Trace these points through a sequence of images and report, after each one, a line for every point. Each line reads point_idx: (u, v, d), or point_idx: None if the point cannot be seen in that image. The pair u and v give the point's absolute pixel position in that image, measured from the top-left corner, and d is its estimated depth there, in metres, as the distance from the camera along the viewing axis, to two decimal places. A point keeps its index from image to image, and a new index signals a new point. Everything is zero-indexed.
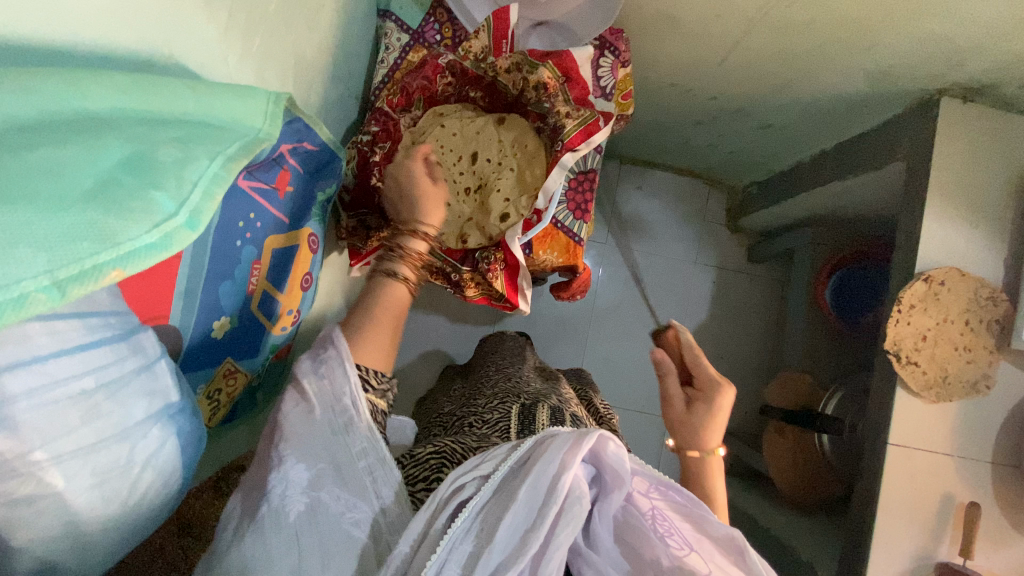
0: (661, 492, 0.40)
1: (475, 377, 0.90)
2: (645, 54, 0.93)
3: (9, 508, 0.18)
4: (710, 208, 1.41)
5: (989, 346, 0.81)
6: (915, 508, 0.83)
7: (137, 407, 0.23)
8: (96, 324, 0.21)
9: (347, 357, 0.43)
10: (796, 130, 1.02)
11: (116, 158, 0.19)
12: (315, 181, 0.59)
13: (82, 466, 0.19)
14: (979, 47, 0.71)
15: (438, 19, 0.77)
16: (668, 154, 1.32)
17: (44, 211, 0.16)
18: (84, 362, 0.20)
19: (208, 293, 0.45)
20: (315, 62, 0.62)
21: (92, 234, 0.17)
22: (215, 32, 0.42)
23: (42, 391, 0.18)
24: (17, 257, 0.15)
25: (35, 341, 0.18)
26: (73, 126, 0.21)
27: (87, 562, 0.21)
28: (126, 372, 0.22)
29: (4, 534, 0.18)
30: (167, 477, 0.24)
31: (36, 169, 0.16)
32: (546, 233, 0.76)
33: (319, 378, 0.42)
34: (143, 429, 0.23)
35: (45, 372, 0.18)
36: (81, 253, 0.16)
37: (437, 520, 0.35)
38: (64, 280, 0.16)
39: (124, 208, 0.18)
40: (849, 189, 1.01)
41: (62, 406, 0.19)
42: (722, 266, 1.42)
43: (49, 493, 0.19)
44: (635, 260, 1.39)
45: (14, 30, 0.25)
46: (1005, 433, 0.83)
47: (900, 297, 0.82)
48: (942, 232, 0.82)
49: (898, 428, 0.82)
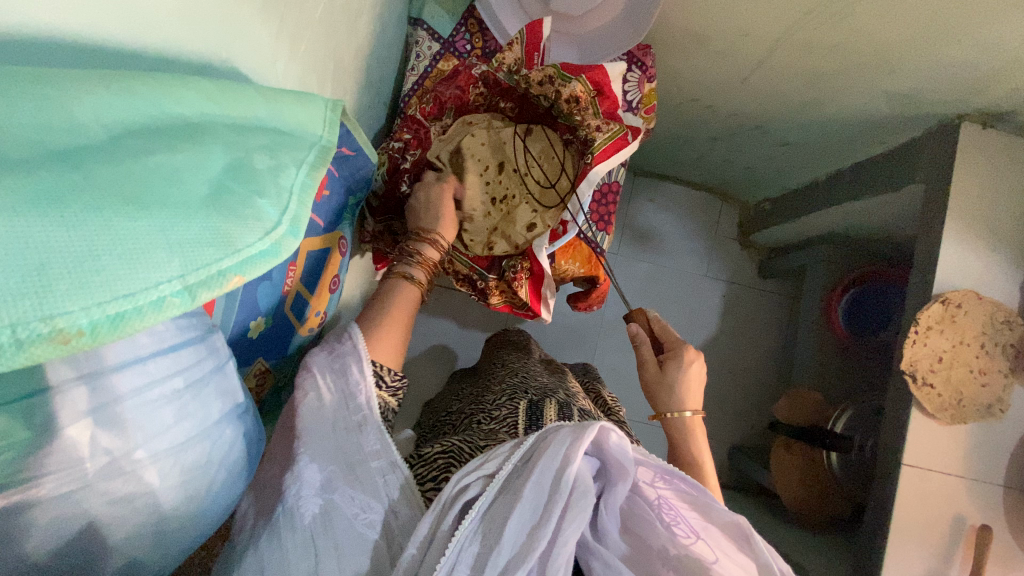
0: (665, 480, 0.40)
1: (484, 372, 0.90)
2: (668, 69, 0.94)
3: (114, 489, 0.22)
4: (722, 222, 1.42)
5: (1003, 370, 0.82)
6: (926, 530, 0.83)
7: (213, 407, 0.26)
8: (183, 329, 0.26)
9: (363, 355, 0.44)
10: (814, 149, 1.03)
11: (221, 166, 0.21)
12: (349, 186, 0.60)
13: (170, 455, 0.23)
14: (1003, 74, 0.72)
15: (470, 29, 0.77)
16: (683, 168, 1.33)
17: (172, 216, 0.18)
18: (174, 364, 0.24)
19: (248, 293, 0.45)
20: (351, 67, 0.62)
21: (217, 241, 0.18)
22: (268, 37, 0.42)
23: (144, 387, 0.23)
24: (158, 261, 0.17)
25: (140, 343, 0.23)
26: (176, 128, 0.21)
27: (169, 544, 0.25)
28: (206, 373, 0.26)
29: (109, 514, 0.22)
30: (236, 471, 0.28)
31: (159, 177, 0.18)
32: (569, 244, 0.77)
33: (332, 372, 0.43)
34: (218, 425, 0.27)
35: (147, 371, 0.23)
36: (208, 259, 0.18)
37: (445, 519, 0.34)
38: (193, 284, 0.18)
39: (239, 216, 0.20)
40: (865, 209, 1.02)
41: (158, 399, 0.23)
42: (732, 281, 1.42)
43: (142, 480, 0.23)
44: (646, 272, 1.40)
45: (94, 30, 0.26)
46: (1017, 457, 0.83)
47: (917, 318, 0.82)
48: (959, 255, 0.83)
49: (911, 449, 0.82)
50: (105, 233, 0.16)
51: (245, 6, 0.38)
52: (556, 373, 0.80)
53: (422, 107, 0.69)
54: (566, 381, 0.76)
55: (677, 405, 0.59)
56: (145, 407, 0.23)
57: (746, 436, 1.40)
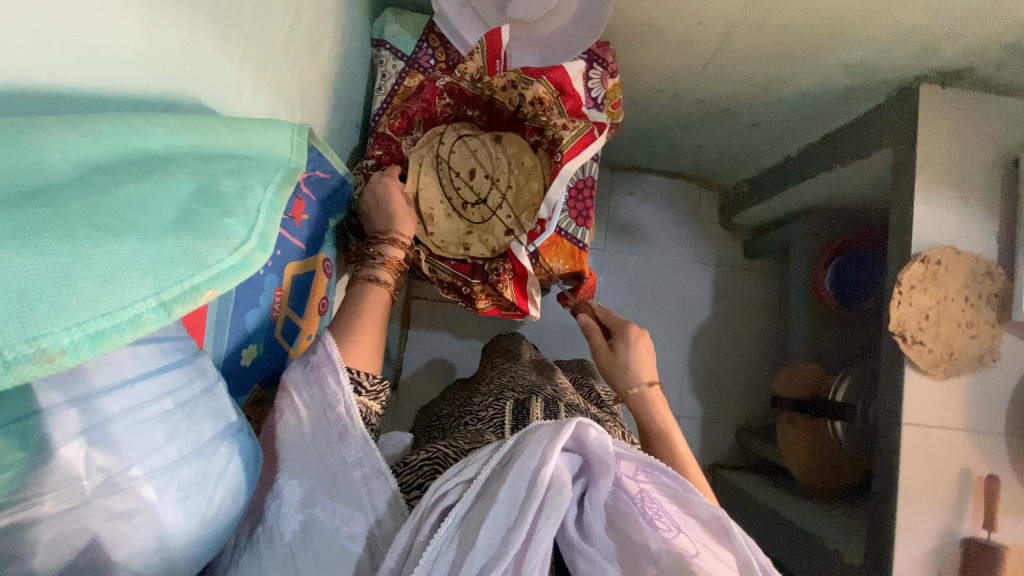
0: (648, 473, 0.39)
1: (477, 375, 0.91)
2: (630, 63, 0.96)
3: (114, 519, 0.23)
4: (703, 207, 1.44)
5: (990, 321, 0.83)
6: (935, 486, 0.84)
7: (205, 425, 0.27)
8: (166, 353, 0.27)
9: (339, 364, 0.45)
10: (782, 126, 1.05)
11: (188, 190, 0.22)
12: (327, 208, 0.61)
13: (167, 478, 0.24)
14: (952, 33, 0.74)
15: (432, 44, 0.79)
16: (658, 159, 1.35)
17: (146, 241, 0.19)
18: (161, 386, 0.25)
19: (237, 321, 0.46)
20: (318, 93, 0.64)
21: (188, 259, 0.20)
22: (232, 69, 0.44)
23: (133, 409, 0.24)
24: (129, 282, 0.18)
25: (126, 366, 0.24)
26: (140, 160, 0.23)
27: (179, 566, 0.26)
28: (193, 394, 0.27)
29: (112, 543, 0.23)
30: (237, 487, 0.29)
31: (131, 206, 0.20)
32: (551, 242, 0.79)
33: (310, 386, 0.43)
34: (212, 444, 0.27)
35: (135, 394, 0.24)
36: (179, 276, 0.19)
37: (421, 529, 0.35)
38: (167, 299, 0.19)
39: (209, 237, 0.21)
40: (839, 179, 1.04)
41: (148, 420, 0.24)
42: (720, 264, 1.44)
43: (143, 504, 0.24)
44: (634, 265, 1.41)
45: (59, 77, 0.27)
46: (1015, 404, 0.84)
47: (899, 280, 0.84)
48: (933, 213, 0.85)
49: (910, 407, 0.84)
50: (83, 258, 0.17)
51: (204, 41, 0.39)
52: (546, 371, 0.81)
53: (392, 123, 0.71)
54: (557, 378, 0.77)
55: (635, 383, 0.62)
56: (135, 427, 0.24)
57: (751, 416, 1.41)
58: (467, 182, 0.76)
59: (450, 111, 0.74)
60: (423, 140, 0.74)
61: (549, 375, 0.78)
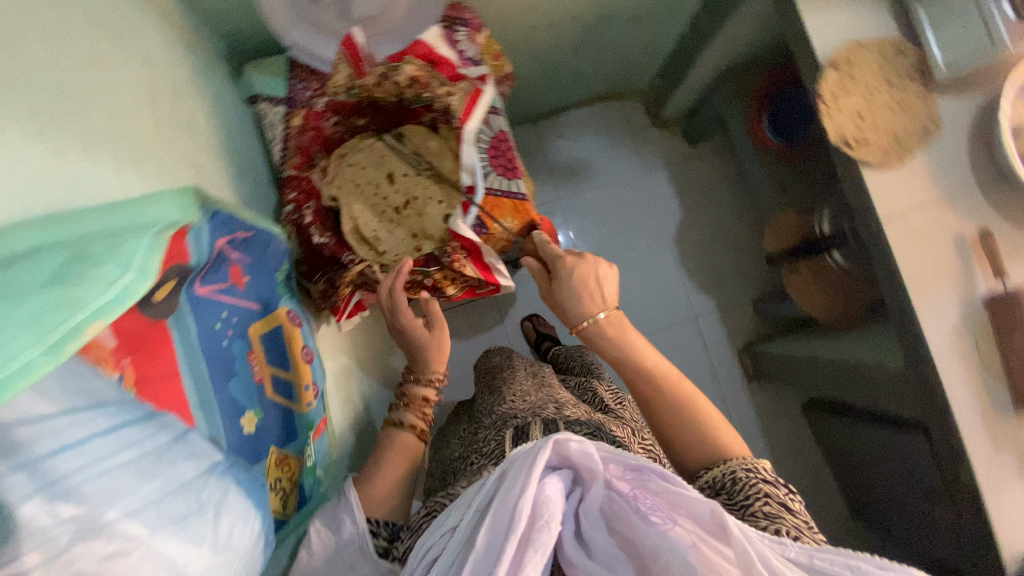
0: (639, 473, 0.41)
1: (477, 400, 0.91)
2: (494, 15, 0.96)
3: (123, 542, 0.29)
4: (631, 117, 1.44)
5: (918, 93, 0.85)
6: (937, 262, 0.84)
7: (184, 464, 0.36)
8: (122, 409, 0.34)
9: (356, 509, 0.53)
10: (659, 11, 1.06)
11: (59, 258, 0.28)
12: (268, 265, 0.63)
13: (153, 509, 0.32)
14: None
15: (302, 78, 0.79)
16: (567, 92, 1.34)
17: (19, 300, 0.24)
18: (121, 438, 0.32)
19: (221, 394, 0.48)
20: (212, 165, 0.65)
21: (61, 305, 0.25)
22: (109, 169, 0.45)
23: (89, 465, 0.29)
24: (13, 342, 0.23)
25: (68, 427, 0.29)
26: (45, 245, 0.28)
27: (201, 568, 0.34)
28: (160, 442, 0.35)
29: (126, 553, 0.29)
30: (233, 509, 0.39)
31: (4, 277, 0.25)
32: (491, 204, 0.78)
33: (334, 524, 0.53)
34: (198, 478, 0.37)
35: (87, 450, 0.30)
36: (62, 321, 0.25)
37: None
38: (59, 344, 0.25)
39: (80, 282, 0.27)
40: (731, 34, 1.04)
41: (114, 467, 0.31)
42: (670, 161, 1.45)
43: (139, 537, 0.30)
44: (593, 201, 1.42)
45: None
46: (978, 157, 0.85)
47: (820, 93, 0.85)
48: (825, 21, 0.85)
49: (881, 202, 0.85)
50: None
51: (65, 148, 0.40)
52: (541, 381, 0.81)
53: (292, 161, 0.72)
54: (553, 387, 0.77)
55: (585, 315, 0.62)
56: (100, 478, 0.30)
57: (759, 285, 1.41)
58: (389, 185, 0.79)
59: (341, 129, 0.76)
60: (330, 166, 0.77)
61: (543, 385, 0.77)
